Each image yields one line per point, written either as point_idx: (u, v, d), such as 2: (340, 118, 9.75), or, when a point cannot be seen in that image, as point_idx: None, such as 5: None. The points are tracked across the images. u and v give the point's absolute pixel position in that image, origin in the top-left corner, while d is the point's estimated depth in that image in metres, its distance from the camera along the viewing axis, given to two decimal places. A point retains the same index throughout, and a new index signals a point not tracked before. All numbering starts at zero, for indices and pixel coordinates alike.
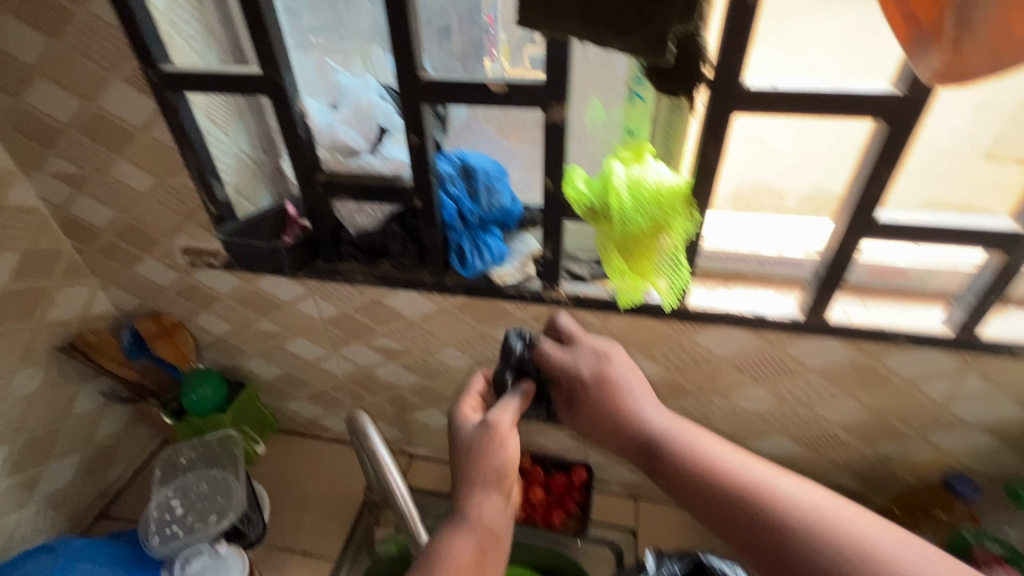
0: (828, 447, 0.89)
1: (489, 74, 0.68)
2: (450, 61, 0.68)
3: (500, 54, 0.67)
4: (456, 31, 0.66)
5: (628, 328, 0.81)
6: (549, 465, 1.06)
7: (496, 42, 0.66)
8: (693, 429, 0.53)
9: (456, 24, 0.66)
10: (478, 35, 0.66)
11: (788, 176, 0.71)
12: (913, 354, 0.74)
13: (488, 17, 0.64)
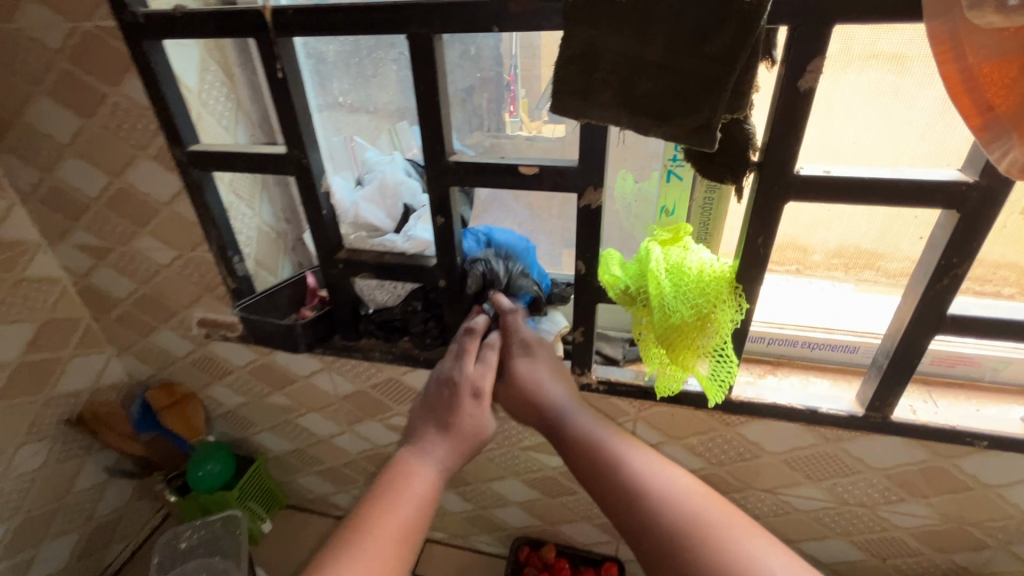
0: (895, 555, 0.79)
1: (510, 128, 0.69)
2: (474, 120, 0.69)
3: (520, 109, 0.67)
4: (479, 89, 0.67)
5: (665, 416, 0.74)
6: (575, 559, 0.97)
7: (516, 98, 0.66)
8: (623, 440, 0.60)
9: (479, 84, 0.66)
10: (500, 93, 0.66)
11: (826, 242, 0.66)
12: (992, 457, 0.65)
13: (510, 76, 0.65)
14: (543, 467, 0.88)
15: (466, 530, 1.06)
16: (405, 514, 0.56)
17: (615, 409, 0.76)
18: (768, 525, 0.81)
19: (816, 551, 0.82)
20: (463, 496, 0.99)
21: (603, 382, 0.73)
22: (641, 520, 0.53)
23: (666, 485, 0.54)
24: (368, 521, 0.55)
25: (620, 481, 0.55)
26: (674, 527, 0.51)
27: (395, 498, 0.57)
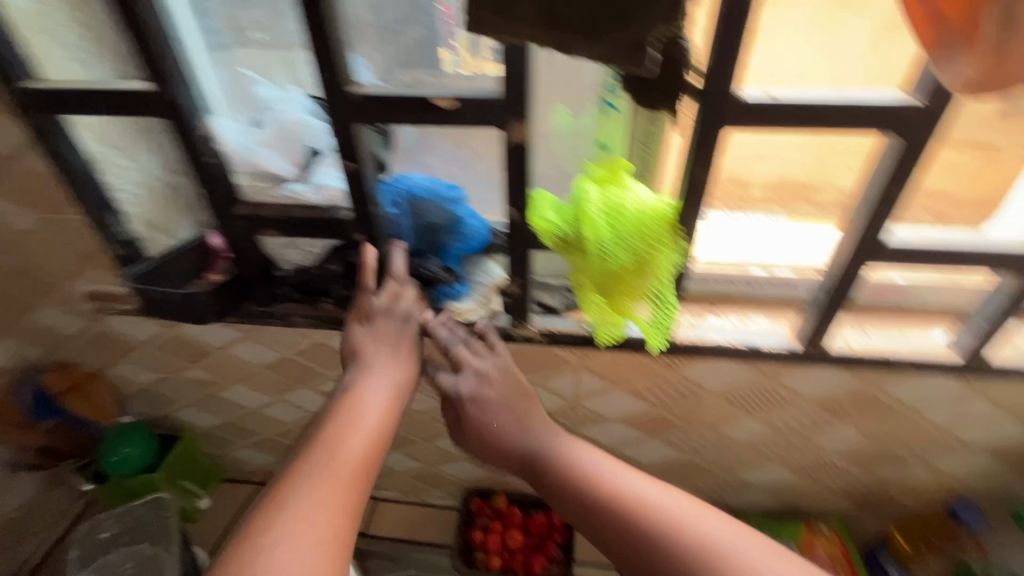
0: (824, 475, 0.83)
1: (448, 68, 0.55)
2: (399, 59, 0.55)
3: (460, 45, 0.53)
4: (407, 22, 0.53)
5: (608, 363, 0.72)
6: (526, 503, 0.98)
7: (455, 33, 0.52)
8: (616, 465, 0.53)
9: (407, 14, 0.53)
10: (434, 25, 0.53)
11: (775, 185, 0.61)
12: (915, 380, 0.67)
13: (445, 6, 0.51)
14: None
15: (415, 487, 1.04)
16: (359, 445, 0.52)
17: (557, 359, 0.73)
18: (708, 457, 0.83)
19: (753, 477, 0.85)
20: (410, 455, 0.97)
21: (545, 334, 0.70)
22: (644, 553, 0.46)
23: (671, 510, 0.47)
24: (317, 449, 0.50)
25: (605, 511, 0.49)
26: (684, 551, 0.45)
27: (346, 423, 0.53)
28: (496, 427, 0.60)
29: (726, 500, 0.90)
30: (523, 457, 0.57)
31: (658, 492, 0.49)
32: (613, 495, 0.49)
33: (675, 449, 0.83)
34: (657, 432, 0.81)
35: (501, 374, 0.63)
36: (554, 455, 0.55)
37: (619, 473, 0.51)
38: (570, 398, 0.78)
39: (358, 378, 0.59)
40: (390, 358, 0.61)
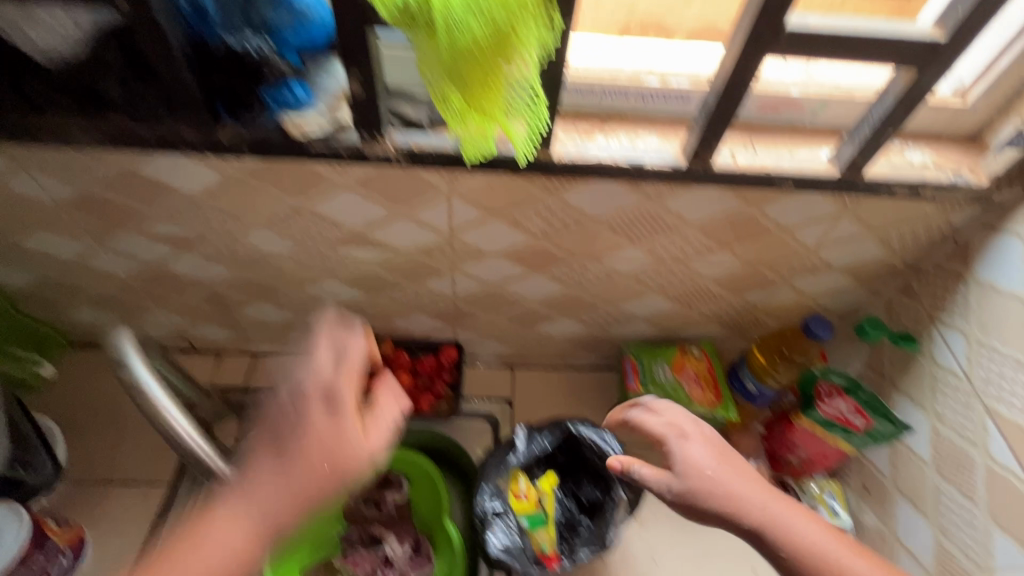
0: (701, 302, 0.85)
1: None
2: None
3: None
4: None
5: (481, 187, 0.63)
6: (414, 348, 0.95)
7: None
8: (765, 494, 0.52)
9: None
10: None
11: None
12: (794, 199, 0.65)
13: None
14: (360, 263, 0.77)
15: (296, 339, 0.98)
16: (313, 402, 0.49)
17: (424, 185, 0.63)
18: (592, 291, 0.82)
19: (635, 309, 0.86)
20: (280, 305, 0.88)
21: (405, 154, 0.59)
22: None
23: (803, 532, 0.50)
24: (259, 451, 0.48)
25: (786, 556, 0.50)
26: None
27: (276, 428, 0.49)
28: (681, 465, 0.54)
29: (609, 332, 0.93)
30: (680, 499, 0.53)
31: (823, 542, 0.50)
32: (804, 554, 0.49)
33: (560, 283, 0.80)
34: (541, 265, 0.76)
35: (692, 424, 0.57)
36: (731, 491, 0.52)
37: (754, 496, 0.52)
38: (445, 232, 0.70)
39: (296, 370, 0.51)
40: (333, 353, 0.52)
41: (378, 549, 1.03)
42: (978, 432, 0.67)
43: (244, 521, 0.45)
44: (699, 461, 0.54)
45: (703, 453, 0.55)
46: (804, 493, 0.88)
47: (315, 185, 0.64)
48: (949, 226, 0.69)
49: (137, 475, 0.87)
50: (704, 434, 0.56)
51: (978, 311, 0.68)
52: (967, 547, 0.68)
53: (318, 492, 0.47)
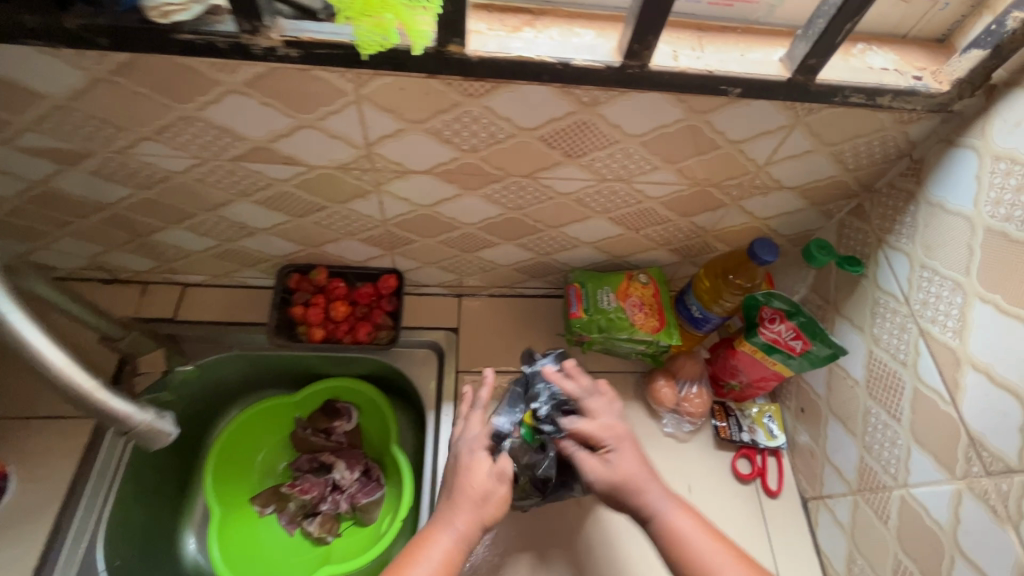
0: (648, 225, 0.80)
1: None
2: None
3: None
4: None
5: (391, 92, 0.56)
6: (351, 277, 0.91)
7: None
8: (654, 486, 0.69)
9: None
10: None
11: None
12: (743, 107, 0.59)
13: None
14: (272, 182, 0.69)
15: (224, 267, 0.92)
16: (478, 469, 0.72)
17: (324, 87, 0.55)
18: (532, 213, 0.77)
19: (579, 233, 0.82)
20: (197, 231, 0.81)
21: (293, 45, 0.50)
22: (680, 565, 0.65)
23: (681, 529, 0.66)
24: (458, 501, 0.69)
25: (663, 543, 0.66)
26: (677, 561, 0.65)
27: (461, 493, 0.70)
28: (610, 459, 0.71)
29: (555, 258, 0.89)
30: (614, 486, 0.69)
31: (690, 538, 0.66)
32: (671, 540, 0.66)
33: (497, 205, 0.75)
34: (473, 185, 0.70)
35: (623, 435, 0.73)
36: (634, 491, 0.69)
37: (656, 504, 0.68)
38: (360, 145, 0.63)
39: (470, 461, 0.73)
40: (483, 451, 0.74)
41: (327, 476, 1.03)
42: (910, 354, 0.66)
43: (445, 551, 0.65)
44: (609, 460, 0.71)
45: (628, 454, 0.71)
46: (743, 416, 0.91)
47: (198, 87, 0.55)
48: (906, 141, 0.65)
49: (62, 412, 0.84)
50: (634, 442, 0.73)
51: (924, 231, 0.65)
52: (887, 463, 0.70)
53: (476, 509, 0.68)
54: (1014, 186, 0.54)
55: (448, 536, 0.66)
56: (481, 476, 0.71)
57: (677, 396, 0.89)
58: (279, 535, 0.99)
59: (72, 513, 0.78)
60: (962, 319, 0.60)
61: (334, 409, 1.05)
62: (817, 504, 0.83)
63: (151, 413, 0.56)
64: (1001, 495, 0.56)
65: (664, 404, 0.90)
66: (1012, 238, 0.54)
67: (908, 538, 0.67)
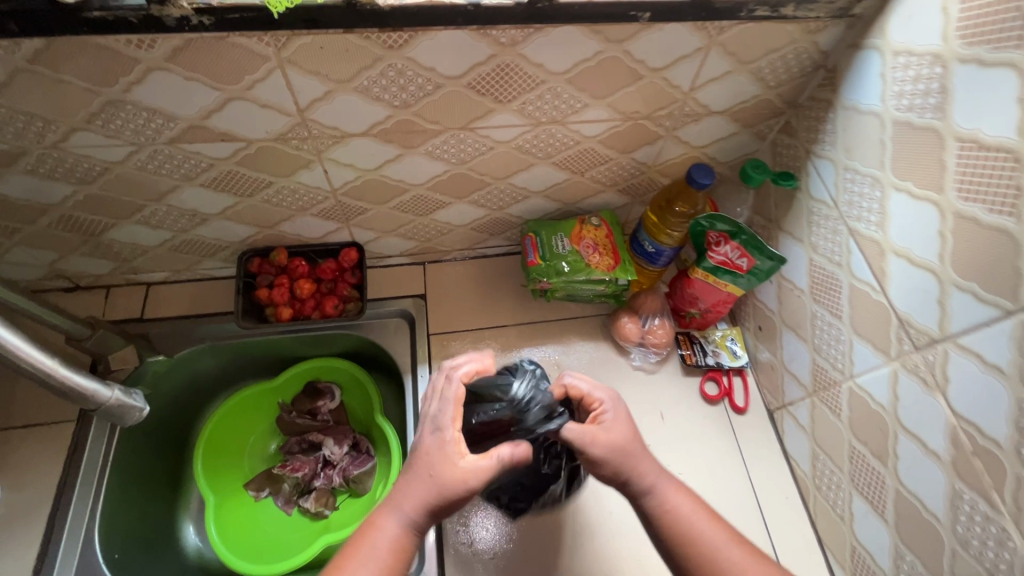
0: (592, 166, 0.83)
1: None
2: None
3: None
4: None
5: (314, 52, 0.57)
6: (312, 255, 0.92)
7: None
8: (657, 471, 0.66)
9: None
10: None
11: None
12: (657, 31, 0.61)
13: None
14: (214, 161, 0.70)
15: (183, 261, 0.92)
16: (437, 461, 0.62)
17: (245, 54, 0.56)
18: (478, 166, 0.78)
19: (526, 182, 0.84)
20: (149, 225, 0.81)
21: (205, 12, 0.51)
22: (695, 552, 0.62)
23: (691, 517, 0.64)
24: (413, 478, 0.62)
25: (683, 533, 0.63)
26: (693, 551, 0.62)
27: (414, 471, 0.63)
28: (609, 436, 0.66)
29: (508, 212, 0.90)
30: (620, 456, 0.65)
31: (706, 532, 0.63)
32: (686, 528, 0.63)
33: (440, 162, 0.76)
34: (411, 141, 0.71)
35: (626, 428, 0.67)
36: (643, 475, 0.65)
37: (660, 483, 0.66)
38: (294, 112, 0.64)
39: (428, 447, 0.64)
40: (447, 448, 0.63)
41: (316, 453, 1.04)
42: (843, 254, 0.70)
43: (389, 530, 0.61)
44: (618, 439, 0.66)
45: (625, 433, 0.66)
46: (707, 342, 0.95)
47: (120, 67, 0.56)
48: (818, 52, 0.68)
49: (41, 419, 0.84)
50: (628, 431, 0.67)
51: (843, 135, 0.68)
52: (835, 359, 0.74)
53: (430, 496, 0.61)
54: (913, 76, 0.58)
55: (394, 518, 0.61)
56: (435, 461, 0.62)
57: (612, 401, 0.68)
58: (277, 516, 1.00)
59: (64, 513, 0.79)
60: (882, 211, 0.63)
61: (316, 389, 1.04)
62: (782, 413, 0.88)
63: (118, 391, 0.60)
64: (928, 366, 0.60)
65: (627, 415, 0.68)
66: (916, 126, 0.58)
67: (858, 425, 0.71)
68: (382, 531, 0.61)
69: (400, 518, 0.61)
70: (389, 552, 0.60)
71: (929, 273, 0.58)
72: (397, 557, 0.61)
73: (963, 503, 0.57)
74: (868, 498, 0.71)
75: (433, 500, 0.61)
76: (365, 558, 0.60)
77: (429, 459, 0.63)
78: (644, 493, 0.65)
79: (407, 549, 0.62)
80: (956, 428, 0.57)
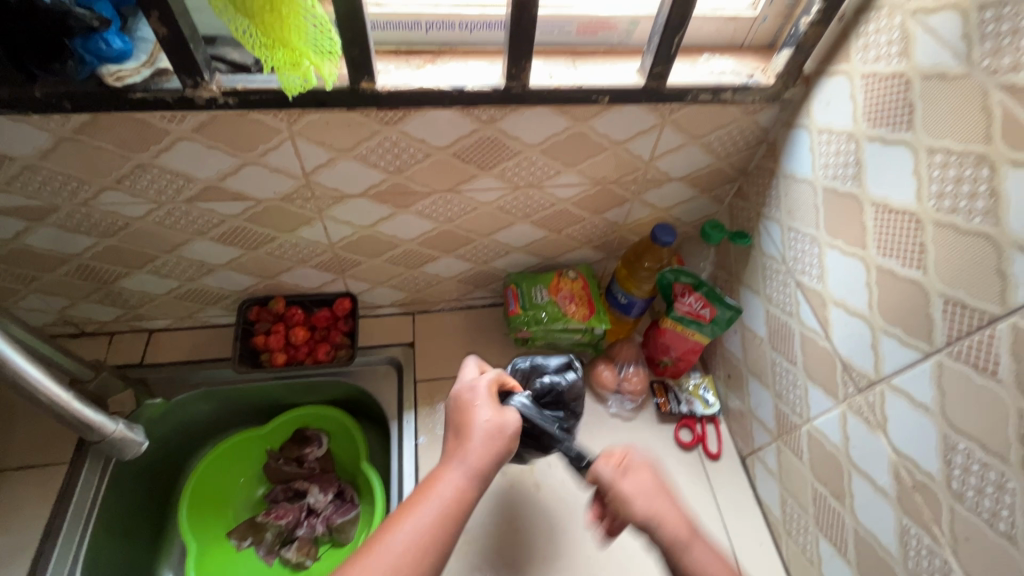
0: (568, 225, 0.91)
1: None
2: None
3: None
4: None
5: (321, 125, 0.66)
6: (309, 304, 0.98)
7: None
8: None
9: None
10: None
11: None
12: (616, 112, 0.72)
13: None
14: (225, 219, 0.78)
15: (186, 309, 0.98)
16: (485, 417, 0.67)
17: (262, 128, 0.66)
18: (463, 224, 0.87)
19: (508, 239, 0.92)
20: (159, 275, 0.88)
21: (230, 94, 0.60)
22: None
23: None
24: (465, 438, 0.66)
25: None
26: None
27: (465, 433, 0.66)
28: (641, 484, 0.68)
29: (493, 266, 0.98)
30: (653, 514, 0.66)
31: None
32: None
33: (430, 220, 0.84)
34: (403, 201, 0.80)
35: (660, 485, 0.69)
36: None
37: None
38: (300, 175, 0.73)
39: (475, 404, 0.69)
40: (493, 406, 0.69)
41: (301, 501, 1.04)
42: (793, 304, 0.77)
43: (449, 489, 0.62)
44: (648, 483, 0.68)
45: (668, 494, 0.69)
46: (681, 390, 0.99)
47: (153, 138, 0.65)
48: (759, 128, 0.78)
49: (35, 461, 0.87)
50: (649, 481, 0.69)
51: (785, 199, 0.78)
52: (794, 404, 0.79)
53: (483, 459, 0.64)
54: (835, 151, 0.67)
55: (459, 472, 0.63)
56: (484, 415, 0.68)
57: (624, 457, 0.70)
58: (258, 567, 0.99)
59: (48, 557, 0.80)
60: (821, 266, 0.71)
61: (304, 436, 1.06)
62: (753, 459, 0.90)
63: (123, 424, 0.67)
64: (870, 407, 0.65)
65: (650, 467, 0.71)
66: (840, 192, 0.67)
67: (818, 466, 0.75)
68: (445, 483, 0.62)
69: (466, 474, 0.63)
70: (446, 506, 0.61)
71: (863, 320, 0.65)
72: (460, 504, 0.62)
73: (911, 538, 0.60)
74: (833, 541, 0.73)
75: (481, 453, 0.65)
76: (430, 507, 0.60)
77: (482, 413, 0.68)
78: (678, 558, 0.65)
79: (468, 497, 0.63)
80: (898, 464, 0.61)
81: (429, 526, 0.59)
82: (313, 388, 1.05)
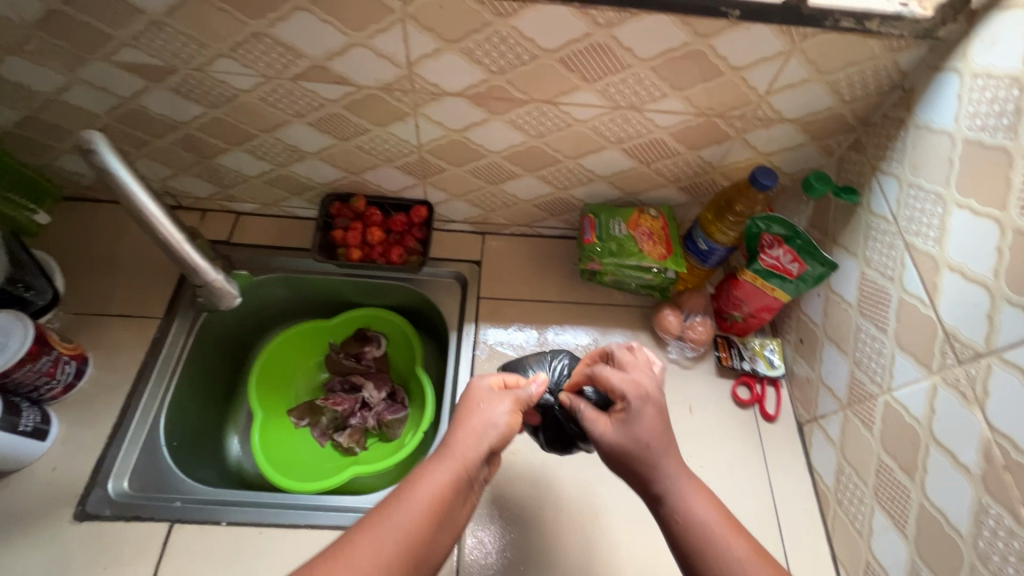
0: (659, 157, 0.87)
1: None
2: None
3: None
4: None
5: (435, 9, 0.65)
6: (388, 207, 1.00)
7: None
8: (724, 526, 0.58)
9: None
10: None
11: None
12: (743, 31, 0.66)
13: None
14: (324, 102, 0.79)
15: (272, 196, 1.01)
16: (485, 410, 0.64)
17: (376, 5, 0.65)
18: (553, 141, 0.84)
19: (594, 165, 0.89)
20: (255, 155, 0.91)
21: None
22: None
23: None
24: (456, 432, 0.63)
25: None
26: None
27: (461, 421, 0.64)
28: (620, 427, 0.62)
29: (571, 193, 0.96)
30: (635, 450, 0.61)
31: None
32: None
33: (520, 132, 0.83)
34: (498, 107, 0.78)
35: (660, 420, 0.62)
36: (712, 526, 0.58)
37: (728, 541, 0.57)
38: (403, 64, 0.73)
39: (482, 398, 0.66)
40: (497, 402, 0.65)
41: (356, 394, 1.09)
42: (897, 269, 0.72)
43: (435, 475, 0.59)
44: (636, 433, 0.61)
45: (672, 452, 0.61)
46: (745, 347, 0.95)
47: (270, 5, 0.66)
48: (896, 71, 0.71)
49: (133, 312, 0.95)
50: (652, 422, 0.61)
51: (912, 153, 0.71)
52: (874, 372, 0.75)
53: (469, 449, 0.61)
54: (989, 97, 0.60)
55: (444, 463, 0.59)
56: (486, 412, 0.64)
57: (637, 403, 0.62)
58: (312, 446, 1.06)
59: (140, 398, 0.88)
60: (942, 227, 0.65)
61: (365, 336, 1.11)
62: (811, 426, 0.88)
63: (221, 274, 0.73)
64: (970, 380, 0.60)
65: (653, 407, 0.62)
66: (986, 145, 0.60)
67: (890, 438, 0.71)
68: (429, 478, 0.58)
69: (453, 468, 0.59)
70: (426, 505, 0.57)
71: (983, 288, 0.59)
72: (441, 507, 0.57)
73: (988, 518, 0.57)
74: (890, 513, 0.70)
75: (474, 445, 0.61)
76: (404, 511, 0.56)
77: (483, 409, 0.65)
78: (659, 483, 0.60)
79: (455, 496, 0.58)
80: (991, 441, 0.57)
81: (409, 526, 0.55)
82: (381, 294, 1.09)
